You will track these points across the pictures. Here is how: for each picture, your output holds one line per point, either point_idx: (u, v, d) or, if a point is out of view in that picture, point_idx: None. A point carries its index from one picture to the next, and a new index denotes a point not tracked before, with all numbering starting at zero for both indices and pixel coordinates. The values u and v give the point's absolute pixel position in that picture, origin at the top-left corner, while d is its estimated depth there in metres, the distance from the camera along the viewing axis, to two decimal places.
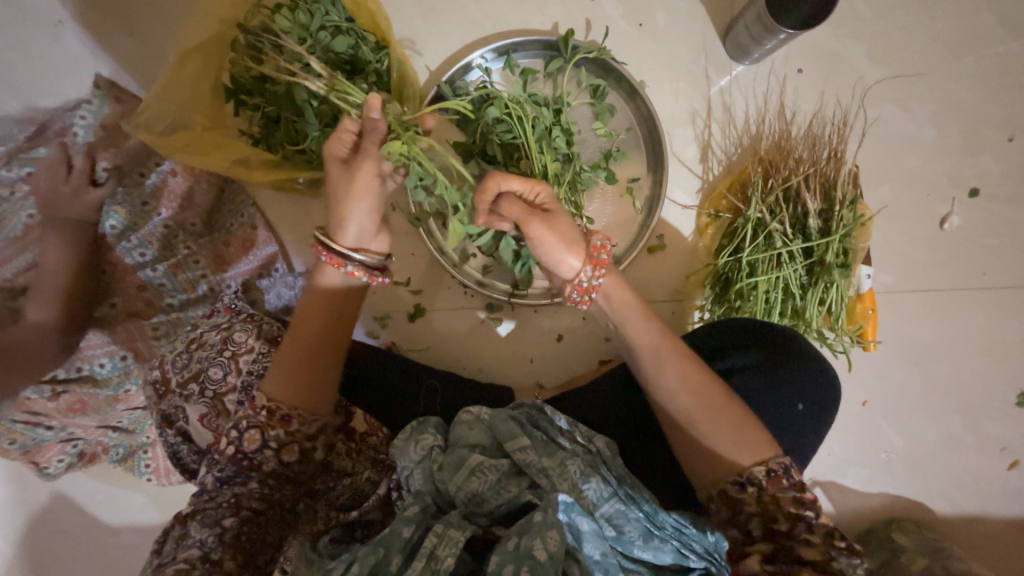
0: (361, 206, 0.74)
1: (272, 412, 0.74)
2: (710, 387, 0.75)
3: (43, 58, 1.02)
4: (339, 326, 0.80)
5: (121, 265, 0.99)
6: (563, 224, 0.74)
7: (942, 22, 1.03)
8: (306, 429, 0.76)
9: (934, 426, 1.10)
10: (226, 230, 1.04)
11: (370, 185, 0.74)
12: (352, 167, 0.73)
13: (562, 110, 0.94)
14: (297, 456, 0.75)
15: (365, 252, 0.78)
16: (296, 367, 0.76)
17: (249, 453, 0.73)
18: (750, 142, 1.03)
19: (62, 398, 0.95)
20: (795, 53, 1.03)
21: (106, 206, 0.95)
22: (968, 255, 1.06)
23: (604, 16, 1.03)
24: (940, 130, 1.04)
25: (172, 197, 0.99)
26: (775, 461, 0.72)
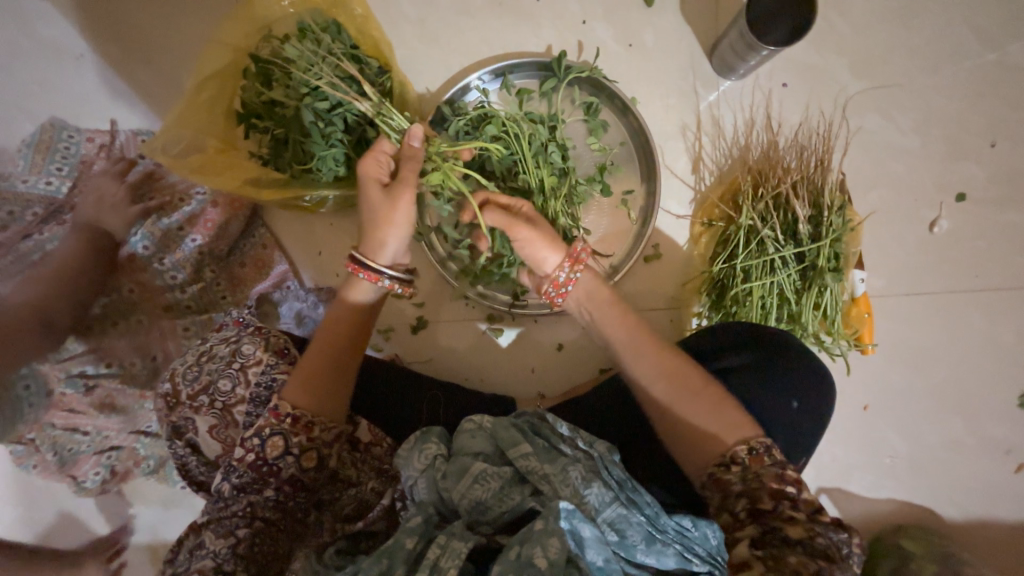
0: (401, 228, 0.78)
1: (297, 420, 0.76)
2: (705, 385, 0.77)
3: (61, 89, 1.08)
4: (363, 341, 0.84)
5: (144, 284, 1.02)
6: (547, 228, 0.82)
7: (919, 35, 1.07)
8: (325, 436, 0.78)
9: (937, 429, 1.10)
10: (240, 250, 1.09)
11: (411, 215, 0.78)
12: (394, 193, 0.77)
13: (557, 126, 0.99)
14: (315, 463, 0.77)
15: (395, 267, 0.81)
16: (327, 377, 0.79)
17: (271, 460, 0.75)
18: (739, 152, 1.07)
19: (95, 392, 0.98)
20: (779, 69, 1.07)
21: (139, 226, 1.00)
22: (959, 257, 1.08)
23: (595, 37, 1.08)
24: (924, 138, 1.08)
25: (207, 225, 1.02)
26: (757, 439, 0.72)
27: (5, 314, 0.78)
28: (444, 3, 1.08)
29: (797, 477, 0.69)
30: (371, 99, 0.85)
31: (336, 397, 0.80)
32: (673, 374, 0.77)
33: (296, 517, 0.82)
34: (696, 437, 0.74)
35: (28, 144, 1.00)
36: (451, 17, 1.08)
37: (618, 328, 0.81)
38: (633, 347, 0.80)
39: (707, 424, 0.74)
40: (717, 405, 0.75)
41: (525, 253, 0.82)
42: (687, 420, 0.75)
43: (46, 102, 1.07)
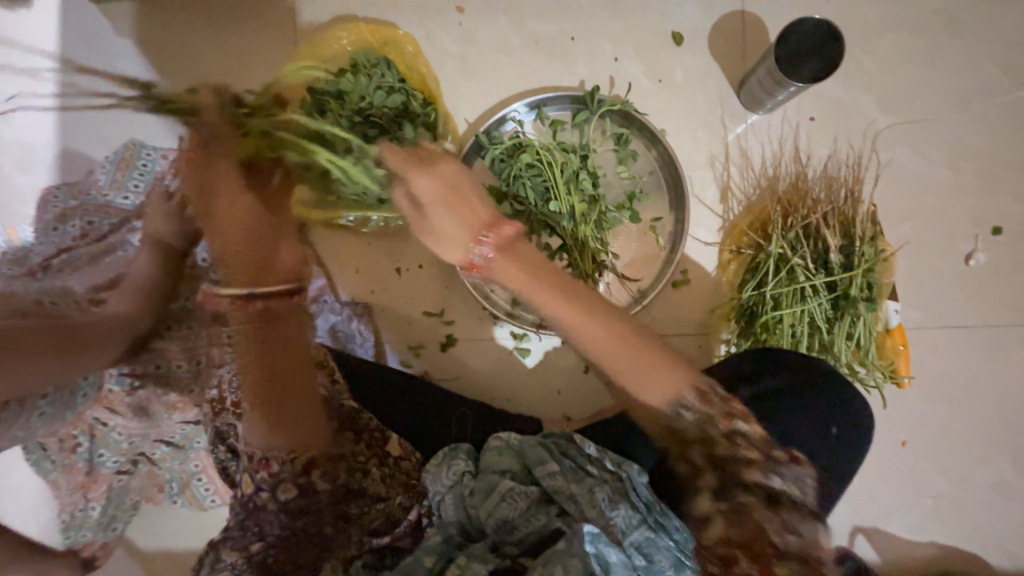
0: (223, 236, 0.80)
1: (253, 457, 0.77)
2: (635, 349, 0.66)
3: (138, 117, 1.20)
4: (274, 350, 0.79)
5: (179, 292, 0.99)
6: (441, 215, 0.74)
7: (948, 71, 1.08)
8: (289, 467, 0.77)
9: (978, 468, 1.07)
10: None
11: (218, 213, 0.80)
12: (212, 210, 0.81)
13: (588, 155, 1.04)
14: (295, 491, 0.78)
15: (259, 282, 0.81)
16: (262, 408, 0.76)
17: (251, 494, 0.78)
18: (768, 183, 1.09)
19: (139, 393, 0.91)
20: (808, 103, 1.09)
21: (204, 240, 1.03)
22: (996, 291, 1.07)
23: (626, 73, 1.12)
24: (956, 172, 1.08)
25: None
26: (707, 387, 0.66)
27: (98, 322, 0.82)
28: (483, 41, 1.15)
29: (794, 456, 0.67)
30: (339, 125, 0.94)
31: (286, 429, 0.76)
32: (617, 356, 0.65)
33: (310, 532, 0.80)
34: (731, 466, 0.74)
35: (113, 161, 1.10)
36: (488, 55, 1.15)
37: (557, 297, 0.67)
38: (568, 324, 0.67)
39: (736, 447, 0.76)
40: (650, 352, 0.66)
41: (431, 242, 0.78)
42: (639, 377, 0.65)
43: (135, 133, 1.20)
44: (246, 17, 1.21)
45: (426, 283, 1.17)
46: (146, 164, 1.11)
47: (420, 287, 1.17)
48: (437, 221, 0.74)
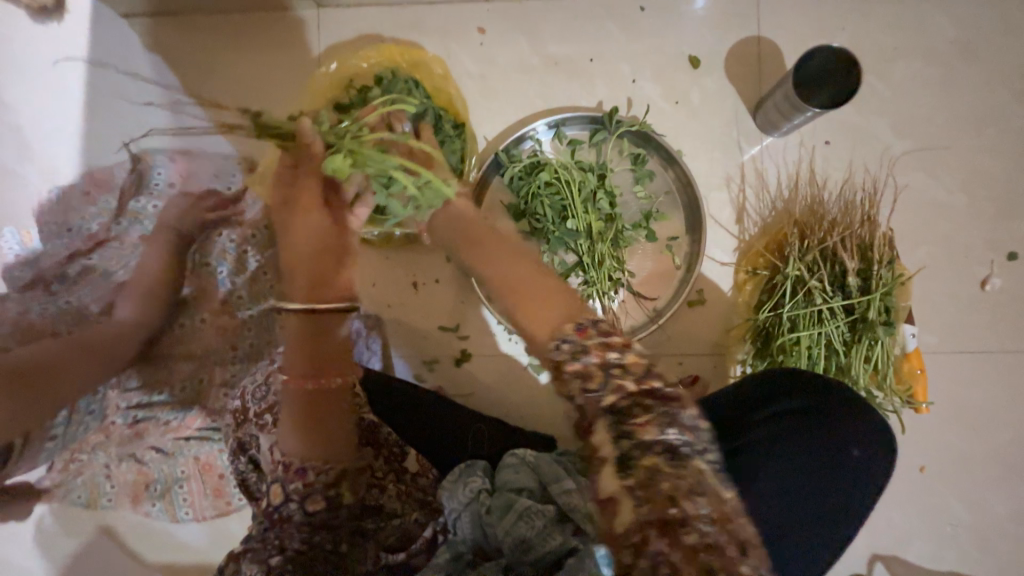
0: (298, 243, 0.78)
1: (287, 467, 0.74)
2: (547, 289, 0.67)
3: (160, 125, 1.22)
4: (330, 363, 0.77)
5: (212, 309, 1.06)
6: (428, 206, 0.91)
7: (962, 98, 1.10)
8: (325, 479, 0.74)
9: (997, 497, 1.06)
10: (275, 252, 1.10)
11: (313, 225, 0.80)
12: (293, 209, 0.80)
13: (606, 175, 1.06)
14: (322, 505, 0.74)
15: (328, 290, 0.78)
16: (303, 411, 0.74)
17: (276, 505, 0.75)
18: (783, 205, 1.10)
19: (138, 423, 0.97)
20: (823, 126, 1.11)
21: (219, 253, 1.09)
22: (1014, 318, 1.07)
23: (643, 95, 1.14)
24: (971, 197, 1.09)
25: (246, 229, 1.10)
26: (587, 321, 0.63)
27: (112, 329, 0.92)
28: (503, 62, 1.17)
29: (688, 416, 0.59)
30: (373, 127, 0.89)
31: (321, 435, 0.74)
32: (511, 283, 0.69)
33: (328, 549, 0.77)
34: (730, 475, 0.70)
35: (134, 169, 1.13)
36: (508, 75, 1.17)
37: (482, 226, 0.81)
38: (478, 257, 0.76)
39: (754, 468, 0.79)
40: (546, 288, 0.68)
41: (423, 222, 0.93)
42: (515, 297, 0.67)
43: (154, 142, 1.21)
44: (270, 34, 1.23)
45: (441, 298, 1.17)
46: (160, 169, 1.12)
47: (435, 301, 1.17)
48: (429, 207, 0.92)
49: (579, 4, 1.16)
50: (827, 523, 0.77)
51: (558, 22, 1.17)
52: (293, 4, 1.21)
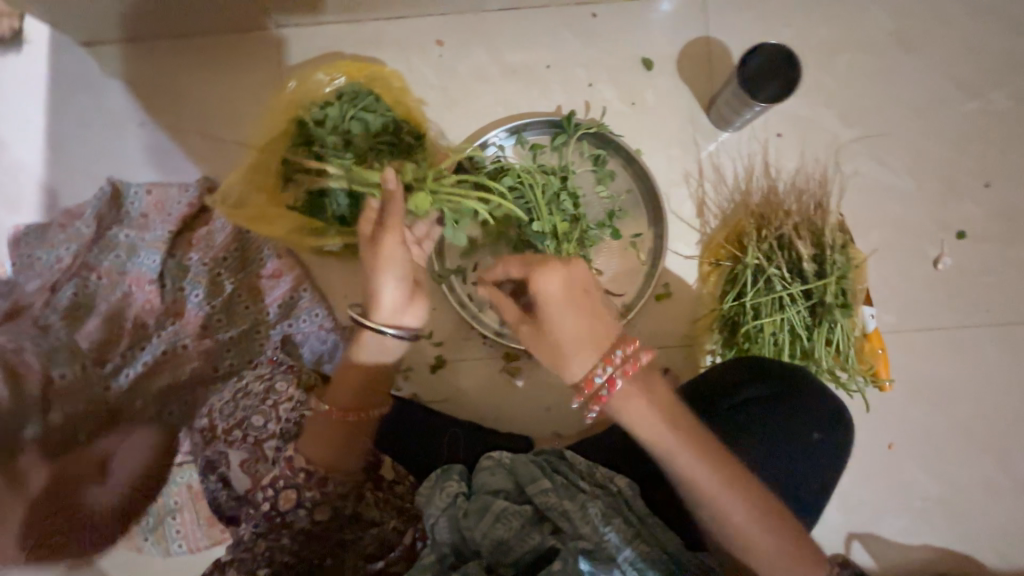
0: (391, 280, 0.83)
1: (309, 475, 0.81)
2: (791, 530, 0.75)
3: (129, 151, 1.23)
4: (374, 394, 0.90)
5: (193, 335, 1.09)
6: (569, 326, 0.77)
7: (903, 86, 1.15)
8: (338, 491, 0.83)
9: (965, 469, 1.09)
10: (252, 268, 1.12)
11: (393, 255, 0.82)
12: (377, 242, 0.82)
13: (568, 176, 1.08)
14: (328, 514, 0.83)
15: (397, 326, 0.86)
16: (345, 435, 0.84)
17: (284, 511, 0.81)
18: (741, 197, 1.13)
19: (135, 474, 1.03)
20: (774, 119, 1.14)
21: (190, 280, 1.10)
22: (967, 293, 1.11)
23: (600, 98, 1.17)
24: (918, 180, 1.13)
25: (208, 250, 1.11)
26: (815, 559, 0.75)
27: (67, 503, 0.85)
28: (463, 72, 1.20)
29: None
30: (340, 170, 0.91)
31: (345, 450, 0.84)
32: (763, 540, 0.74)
33: (313, 560, 0.83)
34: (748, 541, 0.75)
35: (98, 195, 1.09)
36: (468, 84, 1.20)
37: (704, 471, 0.73)
38: (712, 495, 0.74)
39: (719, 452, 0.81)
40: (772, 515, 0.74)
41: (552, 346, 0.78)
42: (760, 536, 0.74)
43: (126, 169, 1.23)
44: (230, 54, 1.24)
45: None
46: (132, 195, 1.11)
47: None
48: (567, 329, 0.77)
49: (533, 13, 1.19)
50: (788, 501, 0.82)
51: (514, 30, 1.20)
52: (253, 24, 1.23)
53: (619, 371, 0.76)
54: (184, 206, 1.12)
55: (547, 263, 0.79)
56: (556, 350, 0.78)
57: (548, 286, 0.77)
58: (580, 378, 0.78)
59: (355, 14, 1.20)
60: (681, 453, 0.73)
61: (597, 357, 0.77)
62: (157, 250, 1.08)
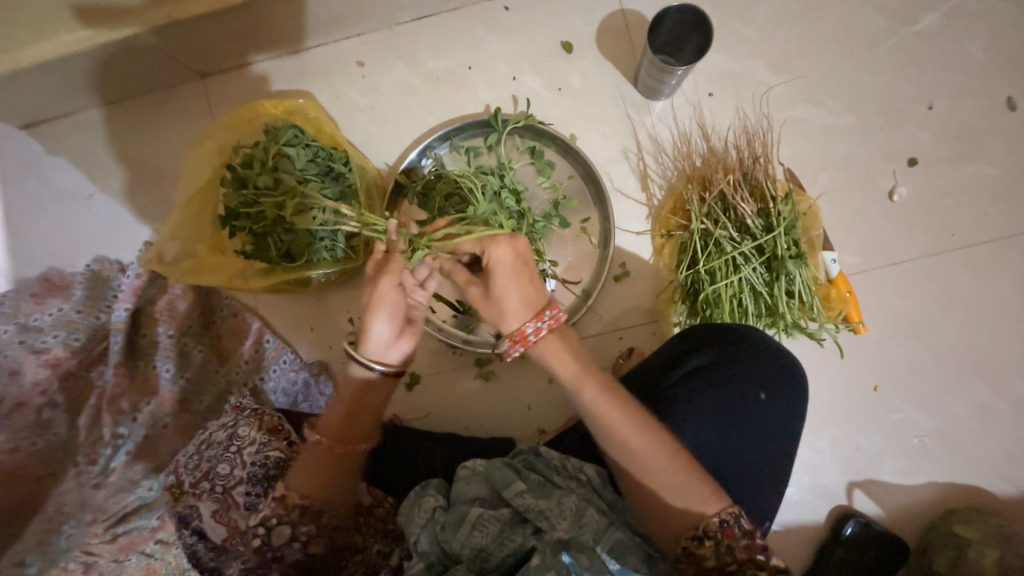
0: (384, 314, 0.81)
1: (306, 510, 0.78)
2: (702, 476, 0.75)
3: (82, 225, 1.24)
4: (361, 425, 0.85)
5: (174, 411, 1.08)
6: (512, 293, 0.76)
7: (827, 23, 1.12)
8: (334, 522, 0.82)
9: (958, 399, 1.06)
10: (218, 325, 1.16)
11: (393, 291, 0.81)
12: (377, 278, 0.82)
13: (507, 173, 1.03)
14: (324, 546, 0.81)
15: (387, 359, 0.83)
16: (328, 466, 0.81)
17: (276, 546, 0.78)
18: (683, 163, 1.12)
19: (117, 539, 0.83)
20: (702, 80, 1.12)
21: (161, 355, 1.09)
22: (928, 220, 1.08)
23: (526, 90, 1.17)
24: (859, 115, 1.10)
25: (171, 319, 1.11)
26: (728, 511, 0.73)
27: None
28: (386, 88, 1.20)
29: (764, 545, 0.70)
30: (353, 214, 0.91)
31: (331, 485, 0.81)
32: (666, 480, 0.73)
33: None
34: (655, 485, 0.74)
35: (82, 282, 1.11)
36: (395, 100, 1.20)
37: (616, 414, 0.75)
38: (622, 440, 0.75)
39: (679, 416, 0.83)
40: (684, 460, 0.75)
41: (494, 309, 0.77)
42: (661, 477, 0.74)
43: (79, 241, 1.23)
44: (158, 111, 1.26)
45: None
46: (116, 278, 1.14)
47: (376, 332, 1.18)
48: (509, 295, 0.76)
49: (446, 18, 1.19)
50: (749, 460, 0.84)
51: (429, 39, 1.19)
52: (176, 79, 1.24)
53: (548, 324, 0.76)
54: (136, 270, 1.10)
55: (498, 235, 0.80)
56: (495, 308, 0.77)
57: (496, 252, 0.77)
58: (513, 332, 0.76)
59: (272, 51, 1.21)
60: (590, 395, 0.75)
61: (528, 314, 0.76)
62: (119, 331, 1.06)
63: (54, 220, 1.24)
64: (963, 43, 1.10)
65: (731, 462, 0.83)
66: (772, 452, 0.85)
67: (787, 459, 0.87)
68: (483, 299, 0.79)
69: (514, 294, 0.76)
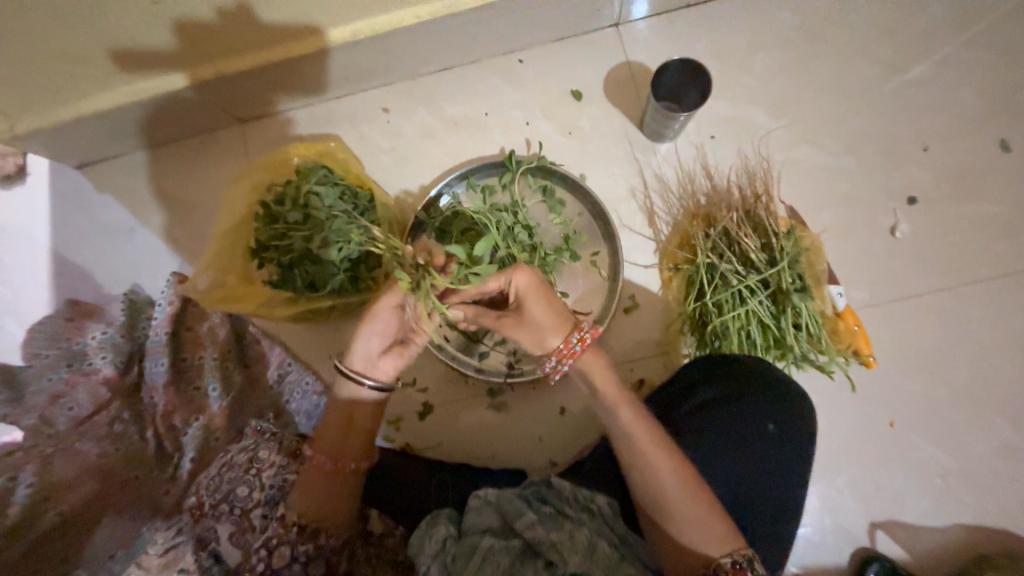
0: (371, 330, 0.88)
1: (302, 529, 0.81)
2: (721, 517, 0.77)
3: (121, 255, 1.32)
4: (353, 441, 0.88)
5: (221, 427, 1.11)
6: (543, 315, 0.84)
7: (821, 72, 1.19)
8: (333, 543, 0.84)
9: (978, 435, 1.04)
10: (249, 351, 1.19)
11: (387, 310, 0.87)
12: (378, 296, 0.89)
13: (520, 211, 1.10)
14: (323, 569, 0.84)
15: (373, 374, 0.89)
16: (322, 482, 0.84)
17: (278, 569, 0.81)
18: (688, 201, 1.17)
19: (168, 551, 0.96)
20: (704, 124, 1.19)
21: (208, 375, 1.13)
22: (933, 256, 1.10)
23: (538, 133, 1.25)
24: (857, 156, 1.15)
25: (212, 342, 1.16)
26: (740, 553, 0.75)
27: None
28: (409, 132, 1.29)
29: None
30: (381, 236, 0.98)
31: (326, 503, 0.84)
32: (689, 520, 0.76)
33: None
34: (669, 519, 0.77)
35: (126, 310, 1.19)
36: (416, 142, 1.29)
37: (652, 448, 0.78)
38: (652, 474, 0.78)
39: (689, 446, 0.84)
40: (707, 501, 0.77)
41: (533, 333, 0.85)
42: (683, 513, 0.77)
43: (116, 270, 1.31)
44: (200, 153, 1.37)
45: None
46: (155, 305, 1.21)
47: None
48: (542, 317, 0.84)
49: (465, 69, 1.29)
50: (762, 493, 0.84)
51: (449, 88, 1.30)
52: (218, 124, 1.35)
53: (591, 336, 0.83)
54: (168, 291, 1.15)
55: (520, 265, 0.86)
56: (532, 331, 0.85)
57: (520, 280, 0.84)
58: (555, 348, 0.85)
59: (306, 99, 1.32)
60: (629, 421, 0.80)
61: (563, 333, 0.84)
62: (163, 354, 1.11)
63: (97, 251, 1.32)
64: (954, 89, 1.16)
65: (741, 491, 0.83)
66: (784, 485, 0.85)
67: (800, 491, 0.86)
68: (520, 324, 0.85)
69: (547, 315, 0.84)
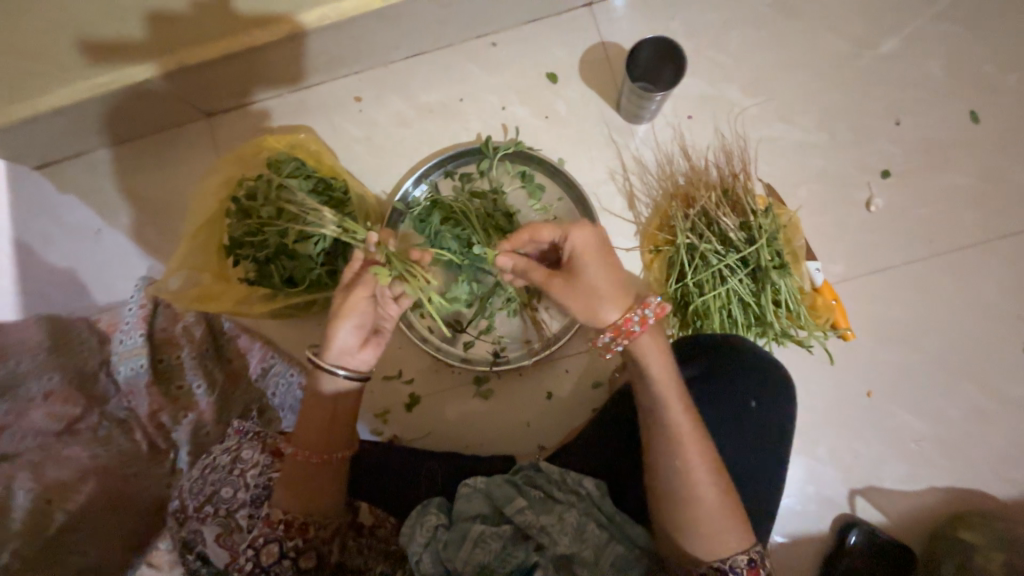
0: (348, 323, 0.83)
1: (289, 524, 0.81)
2: (741, 516, 0.78)
3: (92, 257, 1.29)
4: (336, 435, 0.87)
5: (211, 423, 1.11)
6: (605, 279, 0.77)
7: (794, 48, 1.19)
8: (321, 534, 0.83)
9: (950, 402, 1.08)
10: (228, 347, 1.16)
11: (364, 301, 0.83)
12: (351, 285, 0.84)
13: (499, 197, 1.08)
14: (314, 562, 0.82)
15: (347, 367, 0.86)
16: (305, 476, 0.83)
17: (267, 567, 0.80)
18: (667, 183, 1.17)
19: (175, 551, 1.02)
20: (680, 104, 1.19)
21: (191, 373, 1.11)
22: (906, 229, 1.12)
23: (515, 118, 1.23)
24: (832, 132, 1.16)
25: (188, 341, 1.12)
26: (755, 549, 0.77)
27: None
28: (383, 121, 1.27)
29: None
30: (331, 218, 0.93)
31: (309, 496, 0.83)
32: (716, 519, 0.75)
33: None
34: (690, 515, 0.76)
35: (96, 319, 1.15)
36: (391, 131, 1.26)
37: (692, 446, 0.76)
38: (687, 471, 0.76)
39: None
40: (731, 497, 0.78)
41: (588, 303, 0.77)
42: (707, 510, 0.76)
43: (86, 273, 1.28)
44: (167, 148, 1.32)
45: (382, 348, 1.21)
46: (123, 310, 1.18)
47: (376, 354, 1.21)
48: (603, 284, 0.76)
49: (437, 55, 1.26)
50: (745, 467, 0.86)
51: (422, 75, 1.27)
52: (184, 118, 1.30)
53: (654, 313, 0.77)
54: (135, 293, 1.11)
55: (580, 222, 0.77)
56: (592, 300, 0.77)
57: (578, 239, 0.75)
58: (615, 322, 0.77)
59: (275, 90, 1.28)
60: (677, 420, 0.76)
61: (628, 303, 0.77)
62: (141, 356, 1.08)
63: (64, 254, 1.28)
64: (924, 62, 1.17)
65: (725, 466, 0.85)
66: (766, 459, 0.87)
67: (781, 463, 0.88)
68: (577, 291, 0.77)
69: (607, 282, 0.76)
